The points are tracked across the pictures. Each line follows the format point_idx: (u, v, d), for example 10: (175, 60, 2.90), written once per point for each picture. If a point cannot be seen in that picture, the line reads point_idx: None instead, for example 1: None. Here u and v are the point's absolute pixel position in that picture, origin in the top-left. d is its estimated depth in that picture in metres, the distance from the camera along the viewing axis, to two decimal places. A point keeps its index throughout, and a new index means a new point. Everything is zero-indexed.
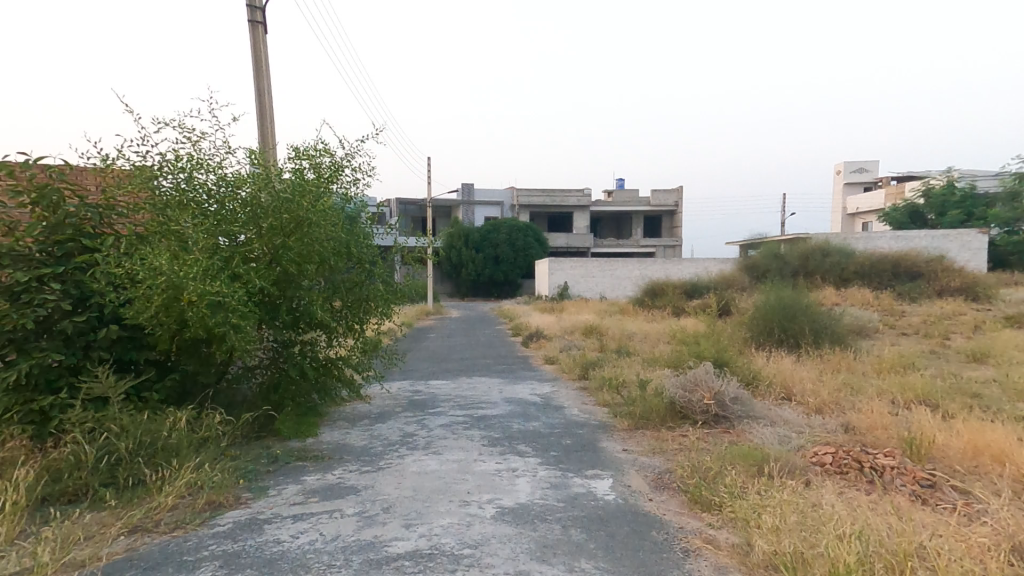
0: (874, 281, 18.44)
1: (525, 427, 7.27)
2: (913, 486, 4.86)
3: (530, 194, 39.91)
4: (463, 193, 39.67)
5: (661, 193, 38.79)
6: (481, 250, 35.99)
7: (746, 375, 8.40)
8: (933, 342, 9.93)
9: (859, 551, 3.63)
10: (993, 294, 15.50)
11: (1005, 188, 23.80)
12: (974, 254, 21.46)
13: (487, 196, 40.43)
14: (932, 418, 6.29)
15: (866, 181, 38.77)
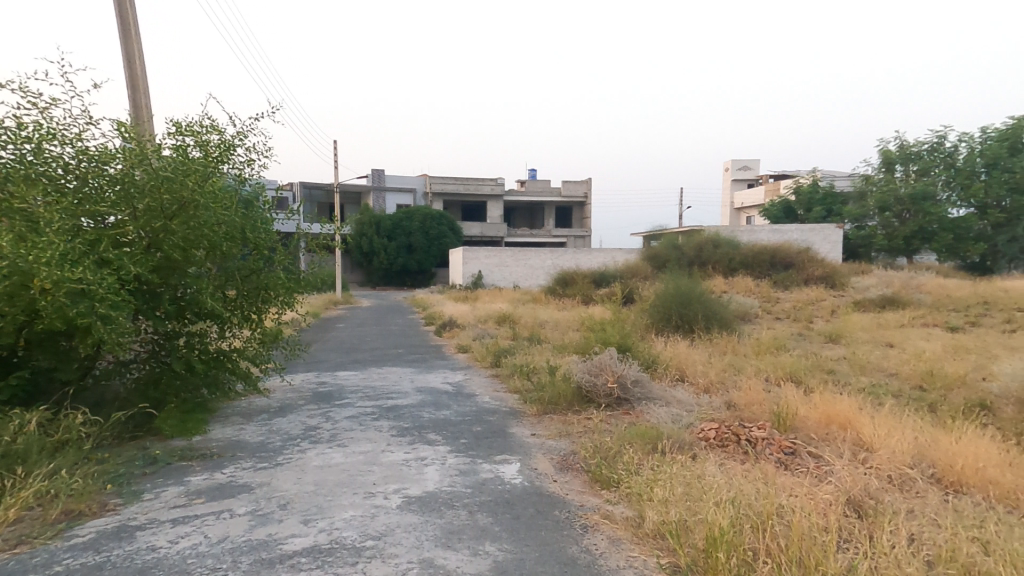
0: (757, 271, 20.35)
1: (435, 416, 7.27)
2: (779, 454, 5.49)
3: (444, 182, 39.52)
4: (374, 179, 38.37)
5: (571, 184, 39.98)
6: (394, 238, 35.10)
7: (646, 359, 8.97)
8: (801, 325, 11.20)
9: (731, 515, 4.05)
10: (848, 282, 17.73)
11: (855, 189, 25.85)
12: (832, 247, 24.21)
13: (399, 183, 39.46)
14: (797, 393, 7.11)
15: (751, 178, 42.53)
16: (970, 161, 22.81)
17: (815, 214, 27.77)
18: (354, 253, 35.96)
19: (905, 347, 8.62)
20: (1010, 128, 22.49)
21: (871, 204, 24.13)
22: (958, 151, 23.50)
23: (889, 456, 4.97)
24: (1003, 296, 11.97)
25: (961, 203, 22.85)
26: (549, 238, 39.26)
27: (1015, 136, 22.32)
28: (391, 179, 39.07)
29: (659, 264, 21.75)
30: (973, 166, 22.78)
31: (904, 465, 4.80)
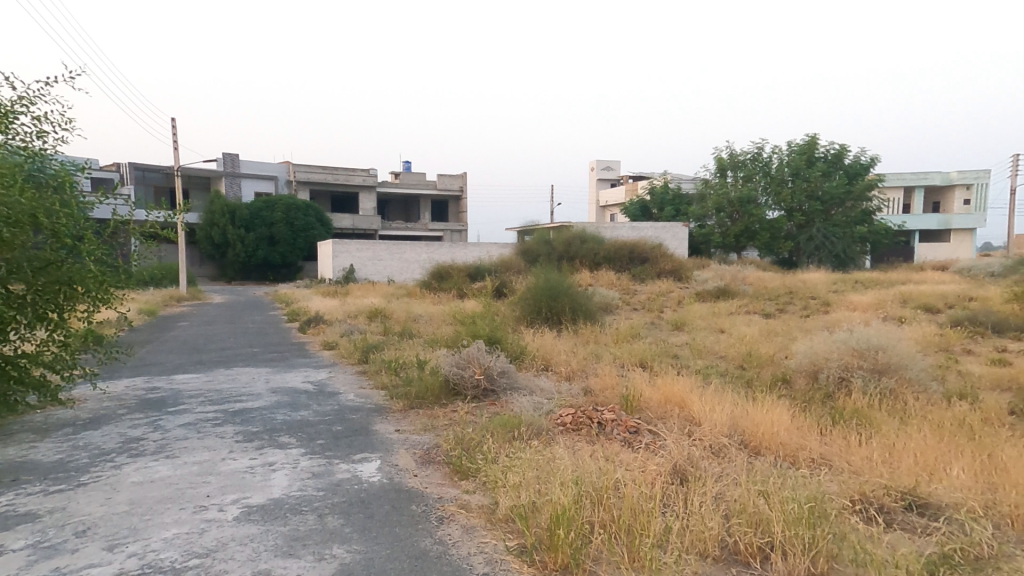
0: (618, 265, 21.99)
1: (291, 418, 6.81)
2: (625, 433, 5.98)
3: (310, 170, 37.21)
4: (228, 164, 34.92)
5: (446, 177, 39.91)
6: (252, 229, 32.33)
7: (515, 350, 9.24)
8: (653, 315, 12.32)
9: (574, 492, 4.28)
10: (691, 276, 19.91)
11: (698, 191, 29.40)
12: (679, 244, 27.02)
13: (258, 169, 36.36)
14: (645, 377, 7.81)
15: (612, 178, 45.77)
16: (780, 171, 26.66)
17: (665, 214, 30.67)
18: (204, 243, 32.68)
19: (732, 333, 9.87)
20: (807, 144, 26.84)
21: (709, 206, 27.41)
22: (771, 162, 27.44)
23: (711, 428, 5.63)
24: (802, 287, 14.28)
25: (774, 207, 26.44)
26: (425, 231, 38.87)
27: (811, 151, 26.65)
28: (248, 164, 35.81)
29: (531, 258, 22.57)
30: (783, 175, 26.55)
31: (721, 435, 5.47)
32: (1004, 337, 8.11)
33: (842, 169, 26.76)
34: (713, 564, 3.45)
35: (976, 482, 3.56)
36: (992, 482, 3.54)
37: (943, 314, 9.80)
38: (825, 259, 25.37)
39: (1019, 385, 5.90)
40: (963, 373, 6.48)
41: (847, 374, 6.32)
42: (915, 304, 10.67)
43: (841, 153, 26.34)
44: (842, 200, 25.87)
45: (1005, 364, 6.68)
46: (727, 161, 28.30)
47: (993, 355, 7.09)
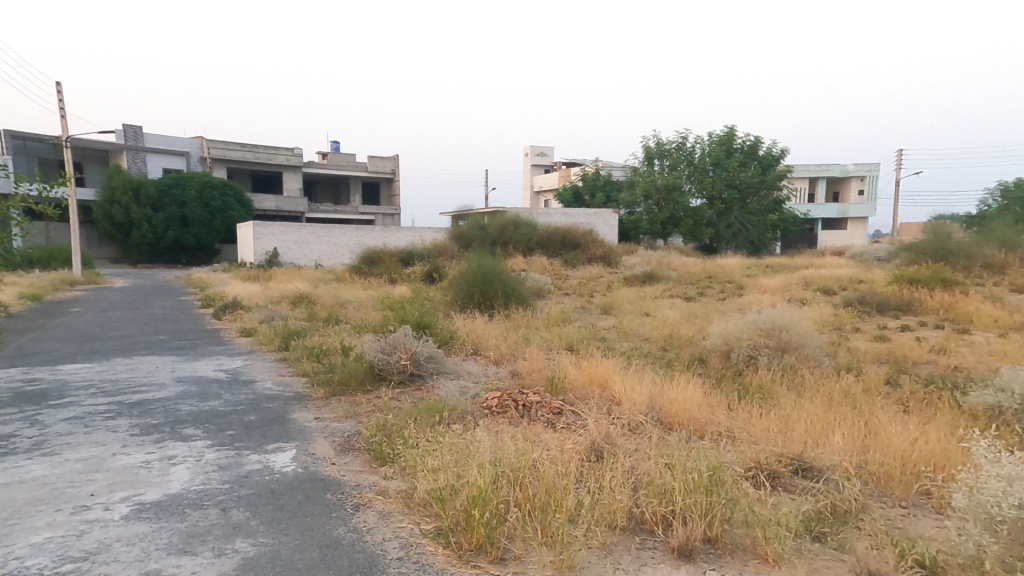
0: (551, 250, 22.28)
1: (198, 408, 6.36)
2: (548, 414, 6.04)
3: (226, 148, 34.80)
4: (131, 138, 32.10)
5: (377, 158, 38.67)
6: (160, 209, 29.98)
7: (444, 336, 9.12)
8: (583, 299, 12.57)
9: (492, 474, 4.02)
10: (620, 261, 20.52)
11: (627, 178, 30.26)
12: (610, 230, 27.75)
13: (164, 143, 33.44)
14: (572, 359, 7.93)
15: (546, 165, 46.24)
16: (702, 160, 27.94)
17: (596, 200, 31.31)
18: (105, 224, 29.96)
19: (655, 315, 10.25)
20: (726, 135, 28.19)
21: (638, 193, 28.28)
22: (694, 152, 28.68)
23: (629, 406, 5.78)
24: (720, 271, 15.06)
25: (697, 195, 27.69)
26: (357, 215, 37.67)
27: (729, 142, 28.02)
28: (155, 139, 33.05)
29: (465, 243, 22.40)
30: (705, 164, 27.84)
31: (638, 413, 5.63)
32: (887, 316, 8.94)
33: (756, 160, 28.29)
34: (621, 534, 3.52)
35: (853, 445, 3.85)
36: (866, 444, 3.84)
37: (838, 295, 10.66)
38: (741, 245, 26.90)
39: (896, 357, 6.52)
40: (852, 348, 7.06)
41: (754, 353, 6.72)
42: (815, 286, 11.53)
43: (755, 145, 27.86)
44: (757, 189, 27.45)
45: (885, 340, 7.36)
46: (654, 151, 29.29)
47: (876, 332, 7.80)
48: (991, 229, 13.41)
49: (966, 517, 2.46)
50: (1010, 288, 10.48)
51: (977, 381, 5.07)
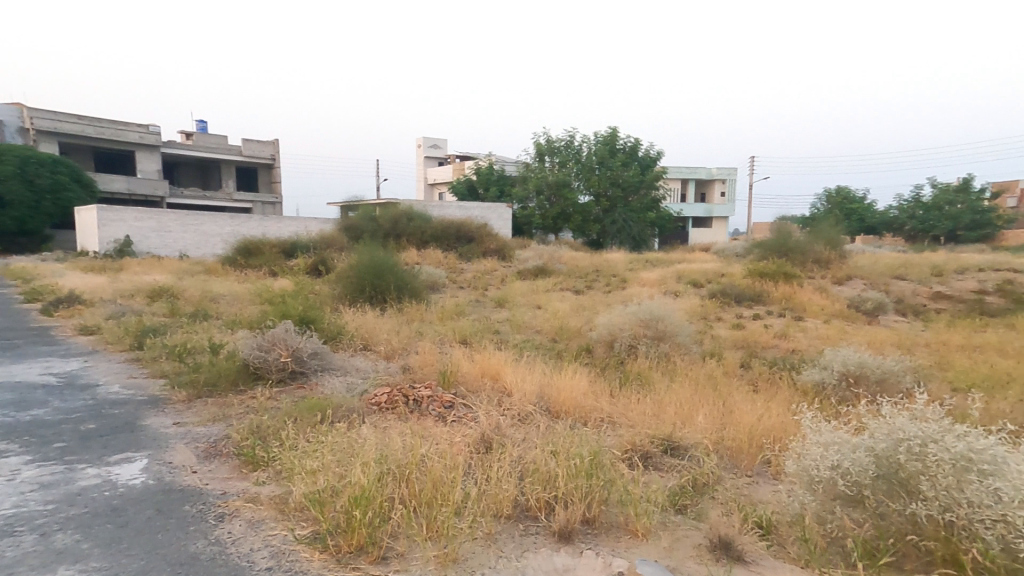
0: (445, 244, 22.09)
1: (16, 420, 5.39)
2: (439, 408, 5.94)
3: (57, 119, 29.86)
4: None
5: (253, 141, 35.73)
6: None
7: (330, 331, 8.62)
8: (478, 292, 12.61)
9: (377, 472, 3.79)
10: (514, 255, 20.92)
11: (520, 173, 30.91)
12: (504, 224, 28.19)
13: None
14: (466, 353, 7.89)
15: (439, 157, 45.78)
16: (589, 158, 29.38)
17: (490, 195, 31.57)
18: None
19: (547, 308, 10.57)
20: (610, 136, 29.82)
21: (530, 188, 28.99)
22: (581, 150, 30.01)
23: (519, 397, 5.87)
24: (605, 265, 15.93)
25: (585, 192, 29.04)
26: (230, 201, 34.44)
27: (613, 142, 29.78)
28: None
29: (355, 235, 21.44)
30: (591, 162, 29.30)
31: (528, 403, 5.74)
32: (744, 306, 10.05)
33: (637, 161, 30.21)
34: (505, 523, 3.55)
35: (713, 424, 4.22)
36: (724, 422, 4.24)
37: (705, 287, 11.77)
38: (624, 241, 28.74)
39: (751, 343, 7.34)
40: (715, 335, 7.82)
41: (634, 342, 7.18)
42: (687, 279, 12.62)
43: (636, 147, 29.77)
44: (637, 188, 29.40)
45: (741, 327, 8.25)
46: (545, 147, 30.17)
47: (735, 320, 8.73)
48: (819, 226, 14.94)
49: (794, 481, 2.80)
50: (836, 280, 12.30)
51: (810, 362, 5.86)
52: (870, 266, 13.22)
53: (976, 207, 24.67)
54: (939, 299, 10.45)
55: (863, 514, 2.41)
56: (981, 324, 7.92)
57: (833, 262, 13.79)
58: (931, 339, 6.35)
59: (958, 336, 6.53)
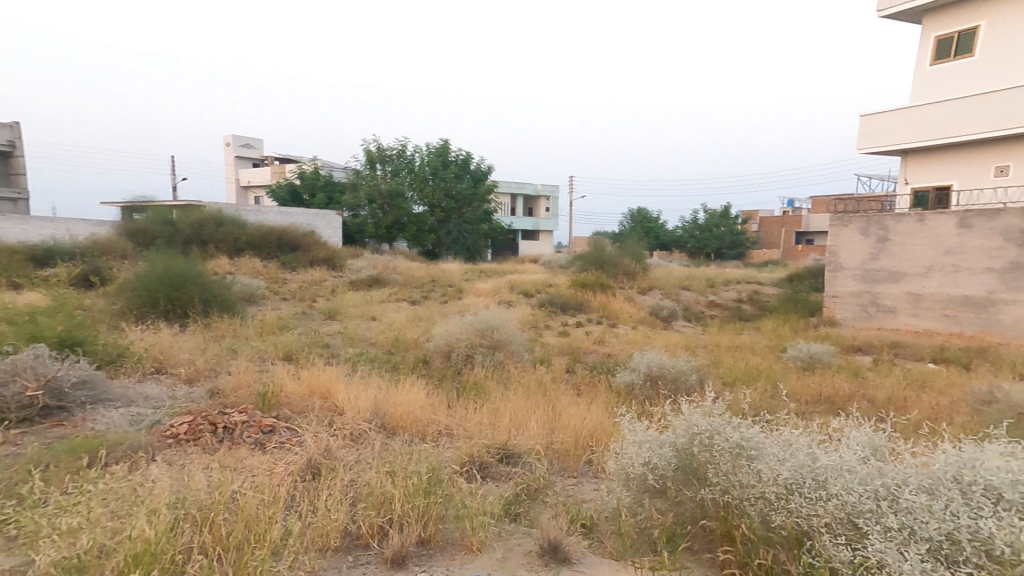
0: (263, 253, 19.95)
1: None
2: (256, 435, 5.27)
3: None
4: None
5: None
6: None
7: (109, 355, 7.12)
8: (304, 304, 11.63)
9: (167, 520, 3.04)
10: (344, 265, 19.82)
11: (349, 180, 29.49)
12: (334, 232, 26.51)
13: None
14: (289, 370, 7.17)
15: (256, 157, 41.40)
16: (421, 169, 29.36)
17: (316, 200, 29.50)
18: None
19: (382, 319, 10.21)
20: (442, 148, 30.20)
21: (361, 196, 27.75)
22: (414, 160, 29.86)
23: (352, 415, 5.51)
24: (442, 276, 16.00)
25: (419, 202, 28.95)
26: None
27: (445, 154, 30.22)
28: None
29: (146, 241, 18.16)
30: (424, 172, 29.32)
31: (362, 421, 5.42)
32: (568, 314, 10.95)
33: (469, 174, 30.99)
34: (332, 557, 3.21)
35: (544, 428, 4.46)
36: (552, 426, 4.51)
37: (534, 297, 12.52)
38: (460, 252, 29.26)
39: (574, 349, 8.01)
40: (544, 343, 8.37)
41: (471, 351, 7.32)
42: (518, 289, 13.30)
43: (468, 160, 30.57)
44: (470, 201, 30.22)
45: (566, 335, 8.95)
46: (376, 155, 29.36)
47: (560, 328, 9.44)
48: (625, 244, 16.96)
49: (612, 477, 3.11)
50: (640, 290, 14.09)
51: (621, 365, 6.59)
52: (666, 278, 15.47)
53: (735, 230, 30.65)
54: (713, 306, 12.63)
55: (664, 504, 2.79)
56: (741, 327, 9.77)
57: (637, 274, 15.80)
58: (708, 342, 7.62)
59: (728, 338, 7.97)
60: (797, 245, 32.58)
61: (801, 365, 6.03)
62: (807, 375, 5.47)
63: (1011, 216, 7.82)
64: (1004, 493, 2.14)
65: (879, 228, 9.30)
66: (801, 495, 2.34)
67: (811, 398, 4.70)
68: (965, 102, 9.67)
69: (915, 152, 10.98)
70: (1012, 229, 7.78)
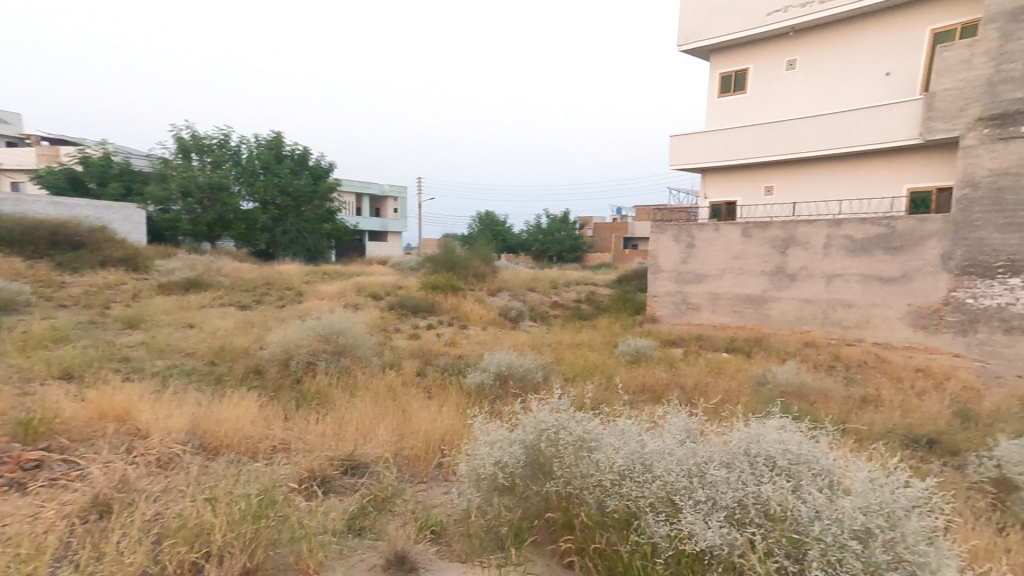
0: (26, 250, 15.81)
1: None
2: (11, 473, 3.76)
3: None
4: None
5: None
6: None
7: None
8: (92, 313, 9.63)
9: None
10: (149, 265, 16.89)
11: (155, 170, 25.16)
12: (135, 228, 22.16)
13: None
14: (70, 391, 5.83)
15: (19, 135, 33.23)
16: (250, 162, 26.58)
17: (110, 190, 24.61)
18: None
19: (201, 327, 8.94)
20: (275, 141, 27.72)
21: (172, 187, 23.82)
22: (240, 153, 26.84)
23: (160, 437, 4.42)
24: (277, 278, 14.61)
25: (249, 198, 26.07)
26: None
27: (278, 148, 27.75)
28: None
29: None
30: (254, 166, 26.56)
31: (173, 444, 4.38)
32: (418, 316, 10.81)
33: (307, 171, 28.80)
34: None
35: (393, 435, 4.27)
36: (402, 432, 4.34)
37: (383, 299, 12.14)
38: (299, 252, 26.91)
39: (426, 351, 7.92)
40: (394, 346, 8.14)
41: (313, 359, 6.80)
42: (366, 292, 12.75)
43: (305, 156, 28.40)
44: (310, 199, 28.05)
45: (417, 337, 8.84)
46: (189, 143, 25.65)
47: (411, 331, 9.31)
48: (475, 246, 17.25)
49: (463, 480, 3.14)
50: (490, 292, 14.49)
51: (472, 365, 6.69)
52: (512, 279, 16.12)
53: (573, 235, 33.23)
54: (555, 306, 13.53)
55: (512, 500, 2.92)
56: (580, 325, 10.64)
57: (487, 275, 16.15)
58: (552, 340, 8.16)
59: (569, 337, 8.58)
60: (625, 249, 36.47)
61: (629, 358, 6.79)
62: (633, 368, 6.15)
63: (776, 229, 9.10)
64: (778, 461, 2.65)
65: (687, 235, 10.30)
66: (631, 480, 2.63)
67: (638, 388, 5.32)
68: (752, 130, 10.05)
69: (715, 170, 11.06)
70: (776, 238, 9.03)
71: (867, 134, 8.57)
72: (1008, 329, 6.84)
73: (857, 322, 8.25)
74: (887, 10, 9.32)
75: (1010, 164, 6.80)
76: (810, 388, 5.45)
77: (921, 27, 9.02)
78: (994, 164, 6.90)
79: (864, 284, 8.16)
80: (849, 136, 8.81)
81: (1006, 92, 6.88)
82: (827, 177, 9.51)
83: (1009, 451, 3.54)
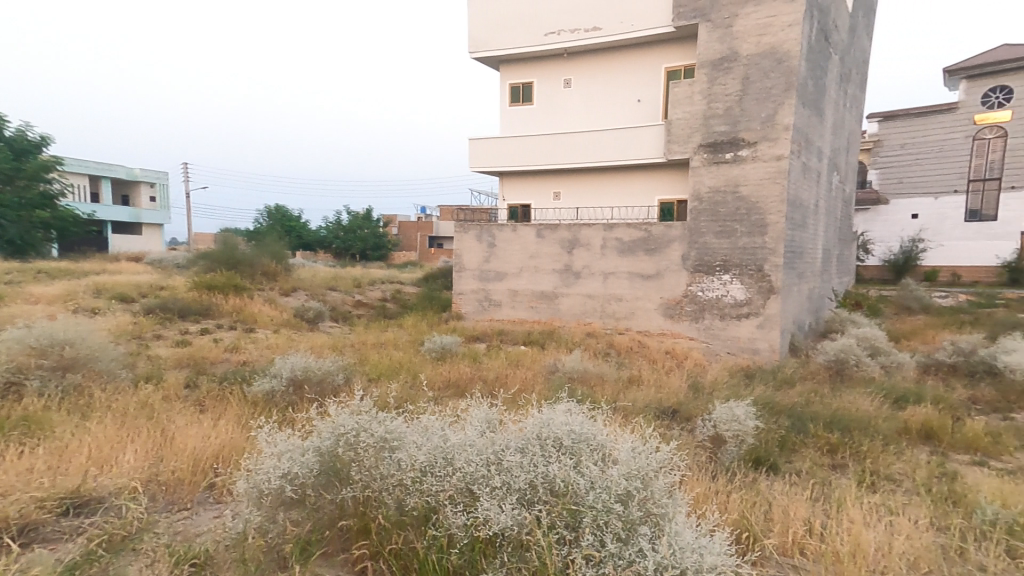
0: None
1: None
2: None
3: None
4: None
5: None
6: None
7: None
8: None
9: None
10: None
11: None
12: None
13: None
14: None
15: None
16: None
17: None
18: None
19: None
20: None
21: None
22: None
23: None
24: None
25: None
26: None
27: None
28: None
29: None
30: None
31: None
32: (187, 320, 9.28)
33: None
34: None
35: (145, 460, 3.39)
36: (159, 456, 3.48)
37: (135, 304, 10.06)
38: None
39: (195, 360, 6.76)
40: (152, 356, 6.80)
41: (19, 376, 5.00)
42: (110, 295, 10.40)
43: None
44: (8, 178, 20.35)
45: (185, 344, 7.57)
46: None
47: (177, 338, 7.92)
48: (263, 242, 15.28)
49: (239, 500, 2.75)
50: (283, 292, 13.12)
51: (258, 372, 5.95)
52: (307, 278, 14.78)
53: (377, 233, 32.21)
54: (359, 306, 12.98)
55: (300, 513, 2.65)
56: (384, 324, 10.39)
57: (279, 275, 14.54)
58: (354, 340, 7.78)
59: (372, 336, 8.29)
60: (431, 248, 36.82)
61: (435, 356, 6.84)
62: (439, 364, 6.25)
63: (563, 231, 9.73)
64: (564, 442, 2.95)
65: (488, 235, 10.41)
66: (432, 476, 2.66)
67: (443, 384, 5.40)
68: (538, 140, 10.58)
69: (511, 174, 11.40)
70: (564, 240, 9.70)
71: (626, 151, 9.73)
72: (724, 316, 8.40)
73: (624, 314, 9.28)
74: (637, 44, 9.95)
75: (725, 183, 8.26)
76: (592, 373, 6.23)
77: (660, 64, 9.93)
78: (712, 182, 8.34)
79: (629, 280, 9.19)
80: (613, 152, 9.87)
81: (716, 125, 8.32)
82: (600, 183, 10.59)
83: (722, 415, 4.52)
